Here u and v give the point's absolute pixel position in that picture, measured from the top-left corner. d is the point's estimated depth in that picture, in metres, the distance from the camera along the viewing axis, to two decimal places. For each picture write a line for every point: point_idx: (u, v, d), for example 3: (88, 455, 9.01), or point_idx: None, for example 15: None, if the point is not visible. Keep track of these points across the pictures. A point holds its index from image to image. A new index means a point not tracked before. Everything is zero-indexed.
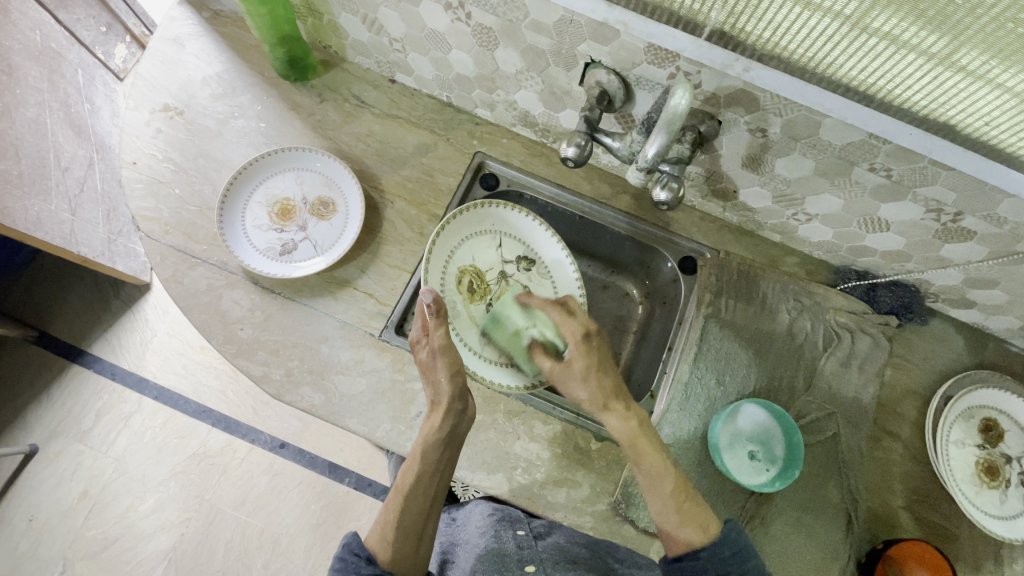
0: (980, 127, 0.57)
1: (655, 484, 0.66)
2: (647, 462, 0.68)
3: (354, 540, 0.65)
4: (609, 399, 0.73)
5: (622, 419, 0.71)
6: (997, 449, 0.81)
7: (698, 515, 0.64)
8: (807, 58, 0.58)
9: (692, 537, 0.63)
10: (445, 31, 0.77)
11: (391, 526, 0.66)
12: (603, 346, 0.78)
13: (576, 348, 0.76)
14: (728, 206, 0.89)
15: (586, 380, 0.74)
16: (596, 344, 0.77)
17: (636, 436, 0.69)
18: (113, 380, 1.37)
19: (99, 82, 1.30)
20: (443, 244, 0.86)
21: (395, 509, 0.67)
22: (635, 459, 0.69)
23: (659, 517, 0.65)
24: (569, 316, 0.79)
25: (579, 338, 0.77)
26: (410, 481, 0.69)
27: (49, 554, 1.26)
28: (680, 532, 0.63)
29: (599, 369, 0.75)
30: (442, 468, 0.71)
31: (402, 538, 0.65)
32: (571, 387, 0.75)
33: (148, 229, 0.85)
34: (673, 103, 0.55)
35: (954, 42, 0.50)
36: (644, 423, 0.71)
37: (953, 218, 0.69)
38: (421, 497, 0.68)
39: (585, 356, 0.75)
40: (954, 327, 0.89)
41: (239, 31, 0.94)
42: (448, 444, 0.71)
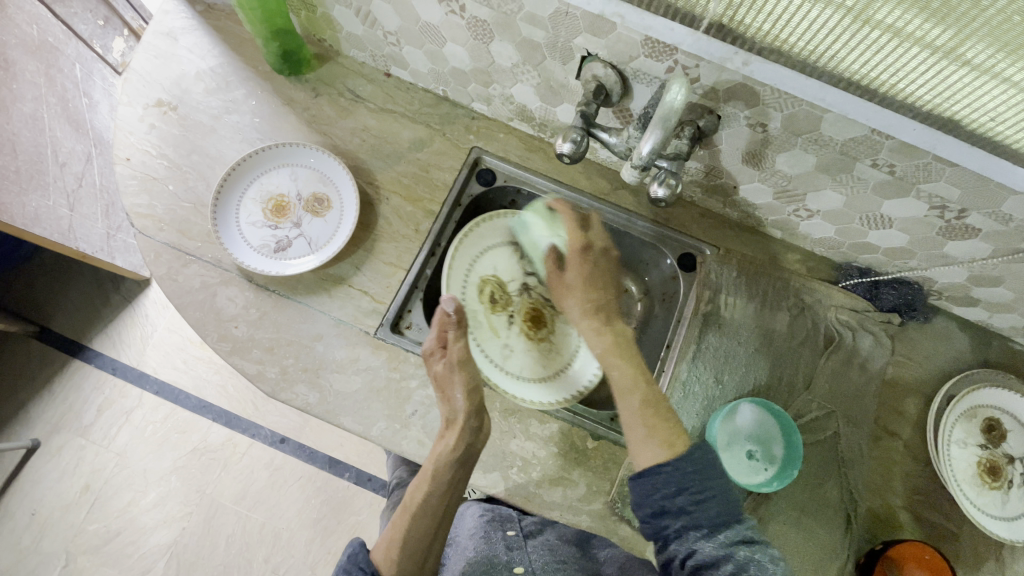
0: (985, 122, 0.56)
1: (619, 392, 0.70)
2: (617, 367, 0.73)
3: (358, 551, 0.66)
4: (592, 311, 0.79)
5: (597, 334, 0.77)
6: (1000, 449, 0.80)
7: (661, 427, 0.65)
8: (808, 51, 0.56)
9: (657, 451, 0.64)
10: (439, 24, 0.75)
11: (399, 542, 0.68)
12: (598, 258, 0.82)
13: (574, 261, 0.81)
14: (728, 202, 0.88)
15: (583, 288, 0.80)
16: (582, 258, 0.81)
17: (608, 349, 0.75)
18: (114, 375, 1.37)
19: (97, 76, 1.27)
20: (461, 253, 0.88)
21: (402, 526, 0.70)
22: (607, 368, 0.74)
23: (631, 443, 0.66)
24: (575, 226, 0.81)
25: (578, 251, 0.81)
26: (419, 499, 0.72)
27: (52, 548, 1.27)
28: (643, 454, 0.64)
29: (586, 284, 0.80)
30: (452, 488, 0.73)
31: (409, 558, 0.67)
32: (564, 297, 0.83)
33: (143, 226, 0.84)
34: (669, 98, 0.54)
35: (959, 35, 0.48)
36: (623, 343, 0.76)
37: (957, 215, 0.68)
38: (429, 516, 0.71)
39: (581, 270, 0.81)
40: (958, 324, 0.87)
41: (233, 24, 0.93)
42: (461, 464, 0.72)
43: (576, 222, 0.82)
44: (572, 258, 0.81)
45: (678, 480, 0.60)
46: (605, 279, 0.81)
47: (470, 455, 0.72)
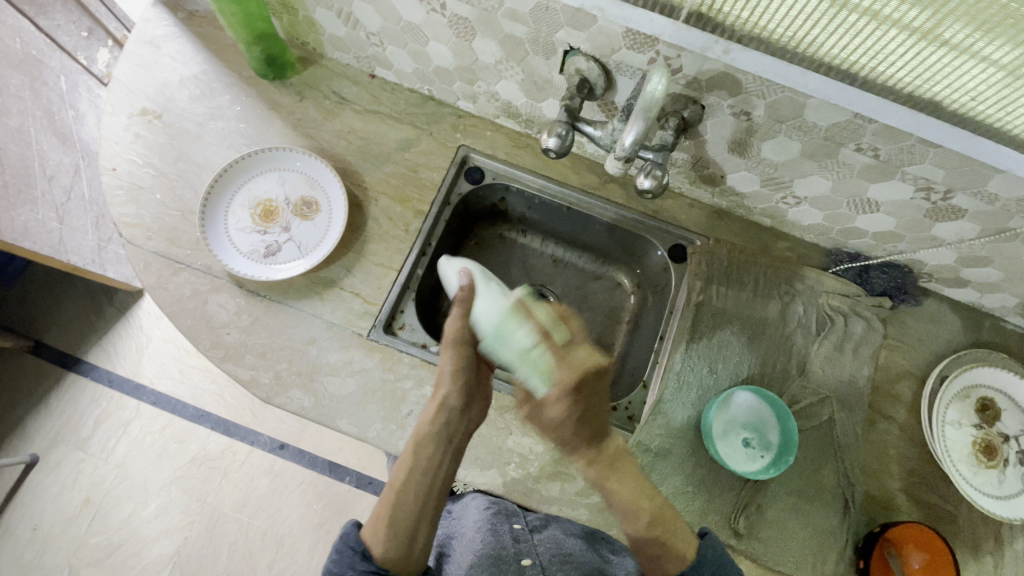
0: (967, 102, 0.56)
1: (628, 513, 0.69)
2: (625, 486, 0.70)
3: (351, 533, 0.65)
4: (579, 444, 0.71)
5: (592, 465, 0.71)
6: (994, 428, 0.81)
7: (665, 533, 0.66)
8: (788, 37, 0.57)
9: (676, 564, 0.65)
10: (421, 23, 0.75)
11: (385, 518, 0.65)
12: (600, 388, 0.71)
13: (562, 398, 0.69)
14: (716, 192, 0.88)
15: (557, 430, 0.71)
16: (591, 390, 0.71)
17: (604, 476, 0.71)
18: (110, 388, 1.37)
19: (82, 87, 1.23)
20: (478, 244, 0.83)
21: (388, 504, 0.66)
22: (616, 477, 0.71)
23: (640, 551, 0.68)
24: (560, 351, 0.71)
25: (569, 387, 0.69)
26: (403, 476, 0.69)
27: (54, 562, 1.27)
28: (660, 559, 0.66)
29: (579, 420, 0.70)
30: (440, 463, 0.71)
31: (394, 535, 0.64)
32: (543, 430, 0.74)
33: (130, 235, 0.84)
34: (650, 88, 0.54)
35: (937, 15, 0.49)
36: (614, 464, 0.71)
37: (943, 197, 0.68)
38: (417, 486, 0.68)
39: (569, 408, 0.70)
40: (949, 306, 0.88)
41: (216, 31, 0.93)
42: (443, 441, 0.72)
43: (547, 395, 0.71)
44: (564, 390, 0.69)
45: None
46: (600, 415, 0.72)
47: (451, 430, 0.73)
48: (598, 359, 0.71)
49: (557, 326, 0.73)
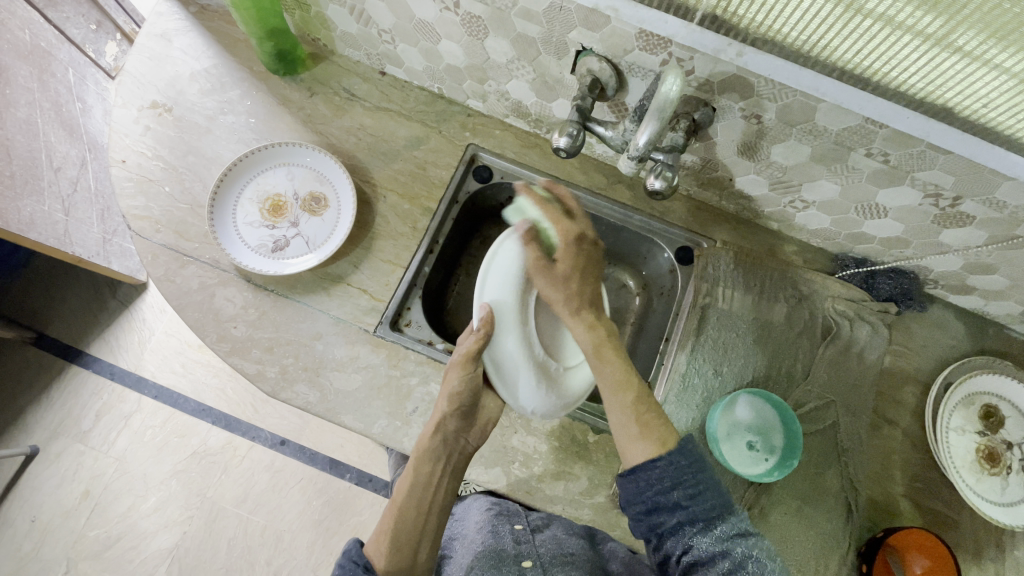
0: (978, 109, 0.56)
1: (620, 403, 0.65)
2: (607, 370, 0.68)
3: (353, 548, 0.66)
4: (580, 308, 0.72)
5: (589, 328, 0.71)
6: (998, 435, 0.81)
7: (642, 424, 0.63)
8: (801, 41, 0.57)
9: (647, 448, 0.61)
10: (434, 21, 0.75)
11: (389, 533, 0.66)
12: (597, 253, 0.74)
13: (566, 249, 0.72)
14: (724, 195, 0.88)
15: (564, 283, 0.72)
16: (589, 250, 0.73)
17: (600, 343, 0.70)
18: (112, 381, 1.37)
19: (90, 80, 1.27)
20: (512, 260, 0.78)
21: (390, 519, 0.68)
22: (598, 366, 0.69)
23: (617, 428, 0.64)
24: (561, 217, 0.73)
25: (570, 240, 0.72)
26: (405, 491, 0.70)
27: (53, 554, 1.27)
28: (634, 450, 0.62)
29: (581, 274, 0.72)
30: (439, 482, 0.70)
31: (399, 551, 0.65)
32: (547, 286, 0.74)
33: (139, 228, 0.84)
34: (666, 88, 0.54)
35: (951, 22, 0.49)
36: (605, 344, 0.70)
37: (951, 203, 0.68)
38: (418, 500, 0.69)
39: (574, 255, 0.72)
40: (954, 313, 0.88)
41: (228, 25, 0.93)
42: (442, 459, 0.71)
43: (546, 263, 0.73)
44: (567, 245, 0.72)
45: (671, 477, 0.58)
46: (595, 278, 0.74)
47: (451, 445, 0.72)
48: (586, 226, 0.74)
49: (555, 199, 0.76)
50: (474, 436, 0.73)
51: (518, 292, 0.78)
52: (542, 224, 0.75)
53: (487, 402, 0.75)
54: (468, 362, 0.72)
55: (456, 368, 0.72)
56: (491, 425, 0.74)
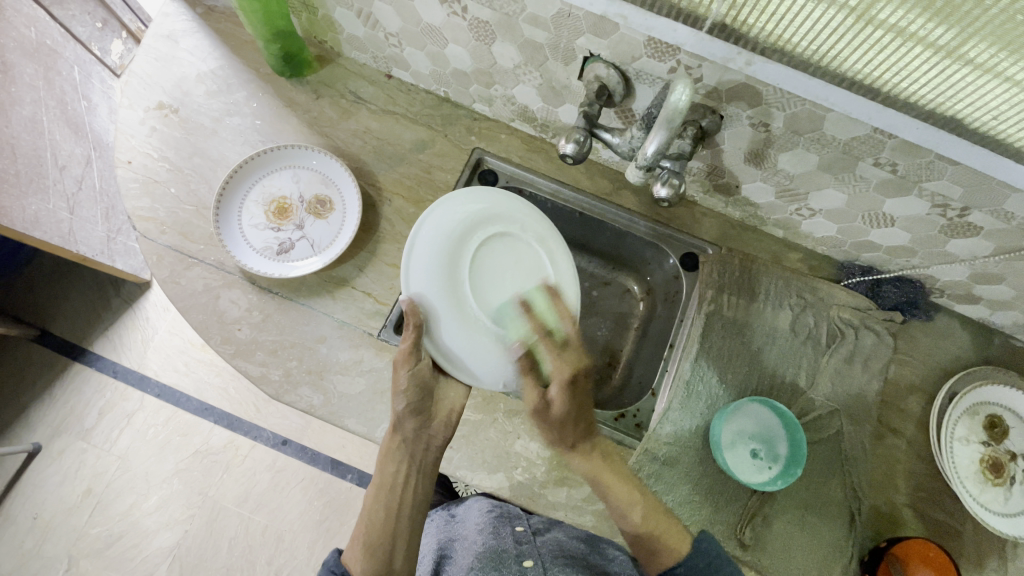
0: (987, 121, 0.56)
1: (631, 508, 0.69)
2: (620, 489, 0.70)
3: (332, 559, 0.67)
4: (573, 447, 0.73)
5: (584, 459, 0.73)
6: (1002, 446, 0.81)
7: (663, 538, 0.66)
8: (811, 50, 0.57)
9: (665, 561, 0.65)
10: (441, 25, 0.75)
11: (362, 536, 0.67)
12: (586, 393, 0.74)
13: (561, 392, 0.71)
14: (730, 202, 0.88)
15: (560, 427, 0.72)
16: (581, 390, 0.73)
17: (597, 470, 0.72)
18: (115, 379, 1.37)
19: (96, 78, 1.27)
20: (428, 246, 0.75)
21: (363, 522, 0.69)
22: (599, 491, 0.71)
23: (635, 548, 0.68)
24: (557, 347, 0.73)
25: (567, 386, 0.71)
26: (373, 491, 0.70)
27: (54, 552, 1.27)
28: (665, 553, 0.66)
29: (575, 419, 0.72)
30: (406, 481, 0.71)
31: (369, 555, 0.66)
32: (543, 427, 0.73)
33: (144, 229, 0.84)
34: (674, 99, 0.54)
35: (963, 34, 0.49)
36: (609, 458, 0.74)
37: (959, 214, 0.68)
38: (393, 500, 0.70)
39: (569, 399, 0.72)
40: (959, 322, 0.88)
41: (234, 27, 0.93)
42: (406, 458, 0.71)
43: (530, 369, 0.74)
44: (562, 390, 0.71)
45: None
46: (590, 414, 0.74)
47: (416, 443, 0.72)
48: (583, 360, 0.74)
49: (556, 323, 0.76)
50: (436, 428, 0.73)
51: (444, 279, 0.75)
52: (536, 350, 0.74)
53: (444, 391, 0.76)
54: (412, 359, 0.71)
55: (402, 368, 0.71)
56: (453, 416, 0.75)
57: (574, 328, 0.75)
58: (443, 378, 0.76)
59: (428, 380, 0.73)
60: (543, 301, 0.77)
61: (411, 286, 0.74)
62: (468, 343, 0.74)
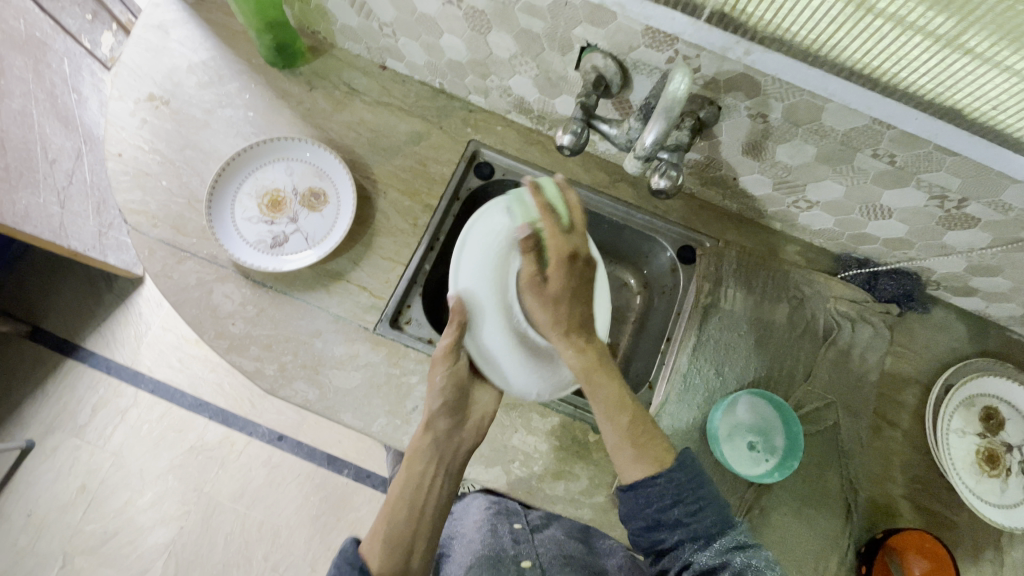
0: (987, 111, 0.56)
1: (619, 429, 0.65)
2: (600, 393, 0.67)
3: (350, 547, 0.61)
4: (568, 332, 0.71)
5: (577, 352, 0.70)
6: (998, 437, 0.81)
7: (651, 458, 0.63)
8: (810, 40, 0.56)
9: (641, 470, 0.63)
10: (436, 15, 0.74)
11: (383, 530, 0.62)
12: (587, 273, 0.72)
13: (558, 271, 0.70)
14: (727, 194, 0.88)
15: (552, 305, 0.71)
16: (580, 270, 0.71)
17: (590, 366, 0.69)
18: (108, 375, 1.36)
19: (86, 71, 1.25)
20: (481, 249, 0.77)
21: (384, 519, 0.63)
22: (588, 387, 0.68)
23: (612, 452, 0.65)
24: (561, 233, 0.70)
25: (563, 259, 0.70)
26: (396, 487, 0.65)
27: (48, 549, 1.26)
28: (632, 471, 0.63)
29: (570, 297, 0.71)
30: (433, 482, 0.66)
31: (391, 552, 0.60)
32: (535, 305, 0.73)
33: (136, 222, 0.83)
34: (672, 87, 0.54)
35: (962, 23, 0.48)
36: (606, 364, 0.70)
37: (957, 205, 0.68)
38: (416, 497, 0.64)
39: (565, 279, 0.70)
40: (956, 314, 0.88)
41: (226, 17, 0.91)
42: (435, 458, 0.68)
43: (538, 274, 0.71)
44: (558, 266, 0.70)
45: (672, 493, 0.61)
46: (588, 297, 0.73)
47: (446, 447, 0.69)
48: (581, 246, 0.71)
49: (561, 207, 0.71)
50: (468, 435, 0.71)
51: (489, 276, 0.77)
52: (541, 232, 0.72)
53: (479, 396, 0.74)
54: (449, 357, 0.72)
55: (438, 364, 0.71)
56: (485, 423, 0.73)
57: (580, 211, 0.71)
58: (478, 382, 0.75)
59: (464, 381, 0.72)
60: (550, 191, 0.72)
61: (460, 281, 0.76)
62: (509, 352, 0.76)
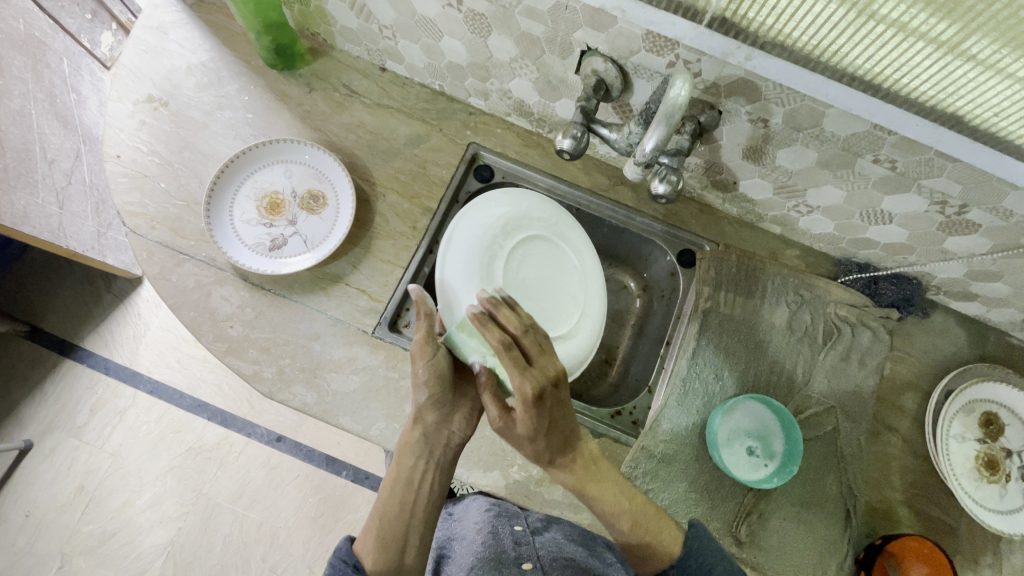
0: (988, 118, 0.55)
1: (631, 543, 0.64)
2: (603, 497, 0.66)
3: (345, 546, 0.62)
4: (553, 459, 0.67)
5: (569, 470, 0.67)
6: (997, 442, 0.81)
7: (667, 548, 0.64)
8: (811, 45, 0.56)
9: (656, 562, 0.63)
10: (436, 18, 0.74)
11: (375, 526, 0.63)
12: (559, 398, 0.65)
13: (524, 411, 0.62)
14: (727, 198, 0.87)
15: (531, 442, 0.65)
16: (551, 401, 0.64)
17: (583, 482, 0.67)
18: (107, 375, 1.36)
19: (85, 71, 1.25)
20: (469, 240, 0.77)
21: (376, 516, 0.64)
22: (587, 500, 0.67)
23: (625, 549, 0.65)
24: (518, 370, 0.62)
25: (531, 409, 0.62)
26: (388, 481, 0.66)
27: (47, 549, 1.26)
28: (657, 556, 0.63)
29: (546, 432, 0.64)
30: (424, 478, 0.67)
31: (382, 548, 0.61)
32: (515, 443, 0.67)
33: (134, 224, 0.83)
34: (673, 93, 0.54)
35: (965, 30, 0.48)
36: (591, 467, 0.68)
37: (958, 211, 0.67)
38: (409, 493, 0.66)
39: (536, 421, 0.63)
40: (955, 319, 0.88)
41: (226, 18, 0.91)
42: (425, 454, 0.68)
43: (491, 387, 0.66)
44: (525, 406, 0.62)
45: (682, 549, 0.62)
46: (566, 421, 0.66)
47: (435, 440, 0.69)
48: (546, 373, 0.64)
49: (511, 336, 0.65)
50: (457, 425, 0.71)
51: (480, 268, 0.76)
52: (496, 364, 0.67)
53: (468, 388, 0.73)
54: (427, 350, 0.67)
55: (420, 360, 0.67)
56: (474, 414, 0.72)
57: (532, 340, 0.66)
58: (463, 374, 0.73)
59: (448, 370, 0.69)
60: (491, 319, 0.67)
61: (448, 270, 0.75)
62: None
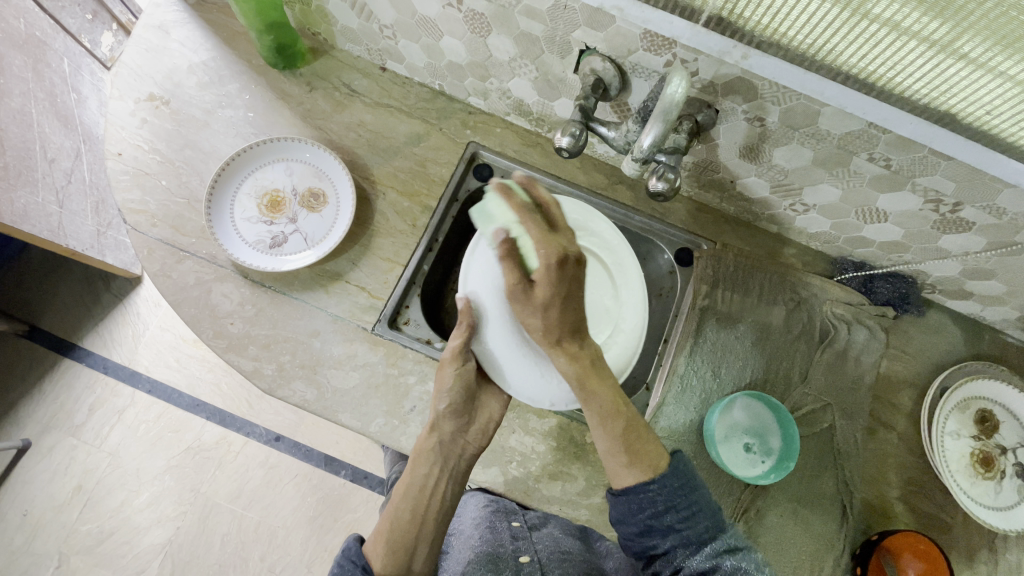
0: (981, 116, 0.56)
1: (612, 443, 0.62)
2: (594, 400, 0.64)
3: (353, 546, 0.62)
4: (560, 338, 0.65)
5: (570, 358, 0.66)
6: (992, 440, 0.82)
7: (648, 467, 0.61)
8: (807, 45, 0.57)
9: (635, 475, 0.61)
10: (437, 17, 0.75)
11: (385, 532, 0.62)
12: (581, 274, 0.63)
13: (547, 278, 0.61)
14: (724, 197, 0.88)
15: (544, 314, 0.63)
16: (573, 273, 0.62)
17: (584, 374, 0.65)
18: (106, 374, 1.36)
19: (85, 70, 1.25)
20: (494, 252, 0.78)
21: (386, 521, 0.63)
22: (583, 396, 0.65)
23: (605, 457, 0.63)
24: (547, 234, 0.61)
25: (555, 276, 0.61)
26: (401, 487, 0.65)
27: (44, 548, 1.26)
28: (624, 476, 0.62)
29: (562, 305, 0.63)
30: (436, 486, 0.66)
31: (392, 553, 0.60)
32: (526, 313, 0.65)
33: (135, 222, 0.83)
34: (671, 90, 0.54)
35: (957, 29, 0.49)
36: (597, 364, 0.67)
37: (951, 209, 0.68)
38: (421, 500, 0.64)
39: (557, 292, 0.62)
40: (951, 318, 0.88)
41: (227, 18, 0.91)
42: (439, 461, 0.68)
43: (511, 253, 0.63)
44: (549, 272, 0.61)
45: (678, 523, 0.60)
46: (581, 302, 0.65)
47: (449, 448, 0.69)
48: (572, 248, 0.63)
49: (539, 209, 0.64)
50: (473, 434, 0.71)
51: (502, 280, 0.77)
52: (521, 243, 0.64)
53: (487, 399, 0.74)
54: (458, 359, 0.71)
55: (447, 369, 0.71)
56: (490, 425, 0.72)
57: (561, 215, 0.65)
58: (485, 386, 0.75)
59: (471, 383, 0.71)
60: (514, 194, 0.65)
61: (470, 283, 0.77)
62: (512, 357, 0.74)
